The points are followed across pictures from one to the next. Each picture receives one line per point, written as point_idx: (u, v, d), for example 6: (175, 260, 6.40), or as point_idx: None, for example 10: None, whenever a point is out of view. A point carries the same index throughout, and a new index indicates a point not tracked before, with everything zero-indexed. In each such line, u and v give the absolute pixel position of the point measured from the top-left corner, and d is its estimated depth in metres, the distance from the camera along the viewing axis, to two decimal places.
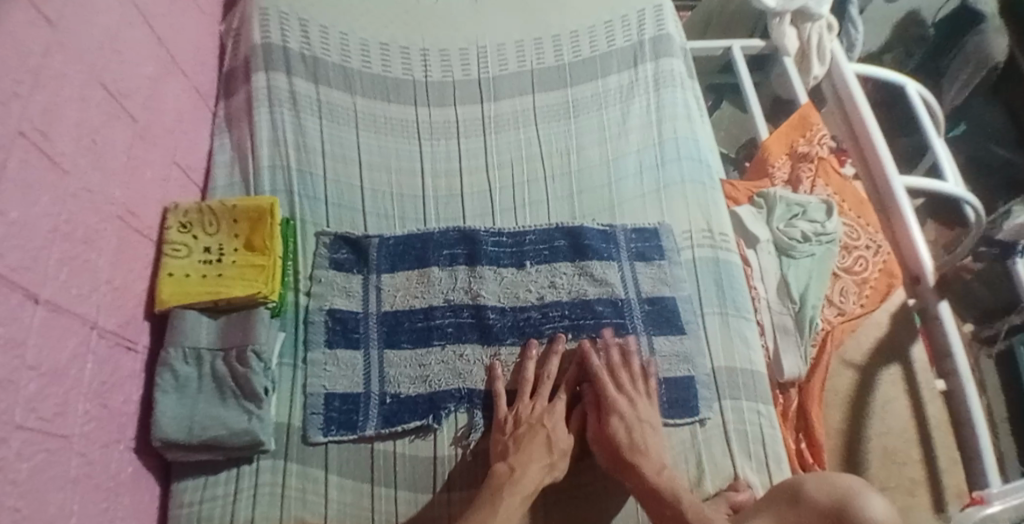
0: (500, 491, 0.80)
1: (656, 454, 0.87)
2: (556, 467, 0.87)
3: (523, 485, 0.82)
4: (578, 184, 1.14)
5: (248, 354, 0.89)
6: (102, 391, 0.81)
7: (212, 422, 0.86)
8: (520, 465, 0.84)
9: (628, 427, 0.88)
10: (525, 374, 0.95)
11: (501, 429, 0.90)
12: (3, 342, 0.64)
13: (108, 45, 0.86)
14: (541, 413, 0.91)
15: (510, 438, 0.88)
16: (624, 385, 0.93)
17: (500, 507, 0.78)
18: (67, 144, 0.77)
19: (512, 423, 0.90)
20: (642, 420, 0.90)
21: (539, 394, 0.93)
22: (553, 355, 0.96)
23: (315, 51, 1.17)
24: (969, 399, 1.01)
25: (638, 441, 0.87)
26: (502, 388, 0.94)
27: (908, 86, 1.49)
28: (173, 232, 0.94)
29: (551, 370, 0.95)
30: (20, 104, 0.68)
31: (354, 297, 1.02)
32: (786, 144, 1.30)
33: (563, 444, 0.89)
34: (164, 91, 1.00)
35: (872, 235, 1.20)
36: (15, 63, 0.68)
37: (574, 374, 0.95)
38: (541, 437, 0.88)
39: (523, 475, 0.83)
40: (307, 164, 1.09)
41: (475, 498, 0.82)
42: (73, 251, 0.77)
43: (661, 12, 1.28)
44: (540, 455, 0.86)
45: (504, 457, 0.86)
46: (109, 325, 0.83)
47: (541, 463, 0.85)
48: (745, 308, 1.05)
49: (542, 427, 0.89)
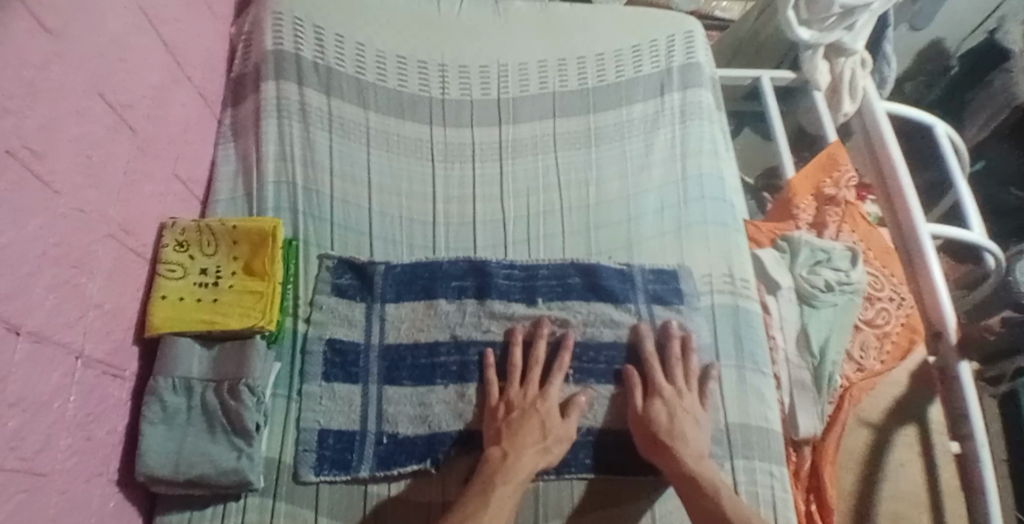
0: (493, 480, 0.81)
1: (694, 440, 0.89)
2: (550, 451, 0.87)
3: (515, 473, 0.82)
4: (597, 218, 1.09)
5: (242, 388, 0.84)
6: (87, 423, 0.76)
7: (200, 459, 0.82)
8: (513, 451, 0.84)
9: (670, 412, 0.90)
10: (513, 360, 0.94)
11: (494, 415, 0.89)
12: None
13: (113, 52, 0.81)
14: (534, 398, 0.90)
15: (503, 423, 0.88)
16: (674, 376, 0.95)
17: (492, 500, 0.79)
18: (62, 162, 0.71)
19: (506, 406, 0.90)
20: (685, 408, 0.91)
21: (529, 380, 0.92)
22: (539, 339, 0.95)
23: (328, 61, 1.11)
24: (983, 465, 0.97)
25: (678, 428, 0.88)
26: (494, 375, 0.93)
27: (937, 127, 1.42)
28: (169, 251, 0.89)
29: (538, 355, 0.94)
30: (11, 120, 0.62)
31: (355, 327, 0.97)
32: (812, 184, 1.25)
33: (558, 430, 0.88)
34: (170, 98, 0.94)
35: (895, 286, 1.15)
36: (10, 76, 0.62)
37: (564, 358, 0.94)
38: (535, 422, 0.88)
39: (517, 459, 0.84)
40: (315, 182, 1.04)
41: (471, 483, 0.82)
42: (63, 276, 0.71)
43: (692, 40, 1.23)
44: (534, 439, 0.86)
45: (497, 440, 0.86)
46: (96, 353, 0.78)
47: (537, 448, 0.86)
48: (764, 362, 1.01)
49: (535, 412, 0.89)
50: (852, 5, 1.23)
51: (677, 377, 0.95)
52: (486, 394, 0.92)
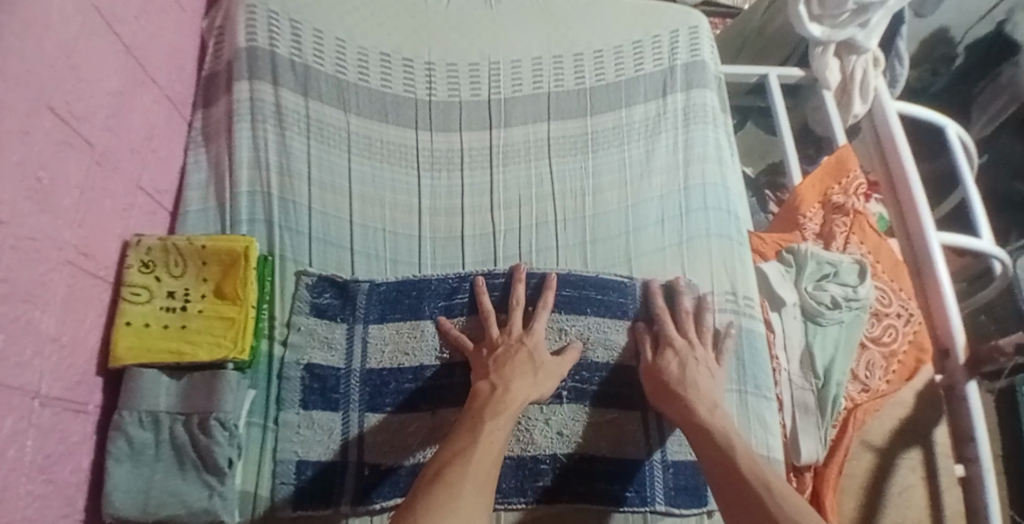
0: (482, 414, 0.78)
1: (707, 388, 0.87)
2: (542, 384, 0.85)
3: (505, 402, 0.80)
4: (593, 231, 1.02)
5: (212, 423, 0.79)
6: (47, 466, 0.71)
7: (170, 499, 0.77)
8: (502, 383, 0.82)
9: (681, 363, 0.89)
10: (483, 306, 0.92)
11: (477, 354, 0.88)
12: None
13: (62, 61, 0.73)
14: (519, 336, 0.89)
15: (490, 359, 0.86)
16: (686, 329, 0.93)
17: (483, 432, 0.76)
18: (7, 189, 0.64)
19: (490, 347, 0.88)
20: (698, 359, 0.90)
21: (510, 322, 0.91)
22: (516, 284, 0.93)
23: (306, 59, 1.03)
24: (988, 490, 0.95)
25: (689, 377, 0.87)
26: (458, 334, 0.91)
27: (947, 127, 1.34)
28: (133, 272, 0.82)
29: (519, 295, 0.92)
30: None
31: (335, 350, 0.91)
32: (820, 191, 1.19)
33: (548, 364, 0.87)
34: (132, 104, 0.87)
35: (904, 301, 1.09)
36: None
37: (549, 297, 0.92)
38: (523, 357, 0.86)
39: (507, 391, 0.81)
40: (292, 191, 0.97)
41: (461, 417, 0.80)
42: (13, 312, 0.65)
43: (697, 35, 1.15)
44: (523, 371, 0.84)
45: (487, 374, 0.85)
46: (55, 391, 0.72)
47: (528, 379, 0.84)
48: (766, 386, 0.96)
49: (522, 346, 0.87)
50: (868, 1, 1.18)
51: (690, 332, 0.93)
52: (460, 346, 0.90)
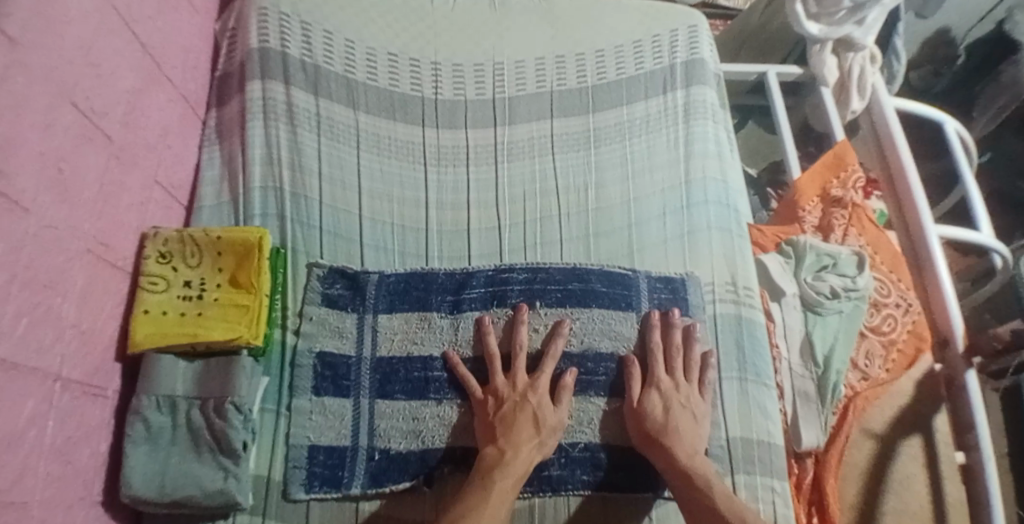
0: (492, 480, 0.81)
1: (688, 433, 0.88)
2: (546, 445, 0.87)
3: (514, 469, 0.82)
4: (595, 224, 1.05)
5: (227, 407, 0.81)
6: (66, 448, 0.73)
7: (185, 481, 0.80)
8: (510, 448, 0.84)
9: (666, 406, 0.89)
10: (489, 350, 0.92)
11: (484, 410, 0.89)
12: None
13: (81, 57, 0.76)
14: (523, 389, 0.89)
15: (496, 419, 0.87)
16: (674, 367, 0.94)
17: (492, 499, 0.79)
18: (29, 179, 0.67)
19: (496, 401, 0.89)
20: (681, 400, 0.91)
21: (515, 371, 0.91)
22: (519, 326, 0.94)
23: (316, 59, 1.07)
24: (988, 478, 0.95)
25: (673, 421, 0.88)
26: (467, 371, 0.92)
27: (943, 122, 1.35)
28: (151, 263, 0.85)
29: (522, 339, 0.93)
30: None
31: (346, 340, 0.94)
32: (818, 186, 1.22)
33: (552, 420, 0.88)
34: (147, 101, 0.90)
35: (902, 292, 1.11)
36: None
37: (557, 345, 0.93)
38: (527, 415, 0.87)
39: (514, 457, 0.84)
40: (302, 186, 1.00)
41: (468, 484, 0.82)
42: (34, 298, 0.68)
43: (696, 34, 1.18)
44: (529, 434, 0.86)
45: (493, 437, 0.86)
46: (75, 375, 0.75)
47: (534, 443, 0.86)
48: (767, 375, 0.98)
49: (527, 403, 0.88)
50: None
51: (676, 367, 0.94)
52: (467, 389, 0.91)
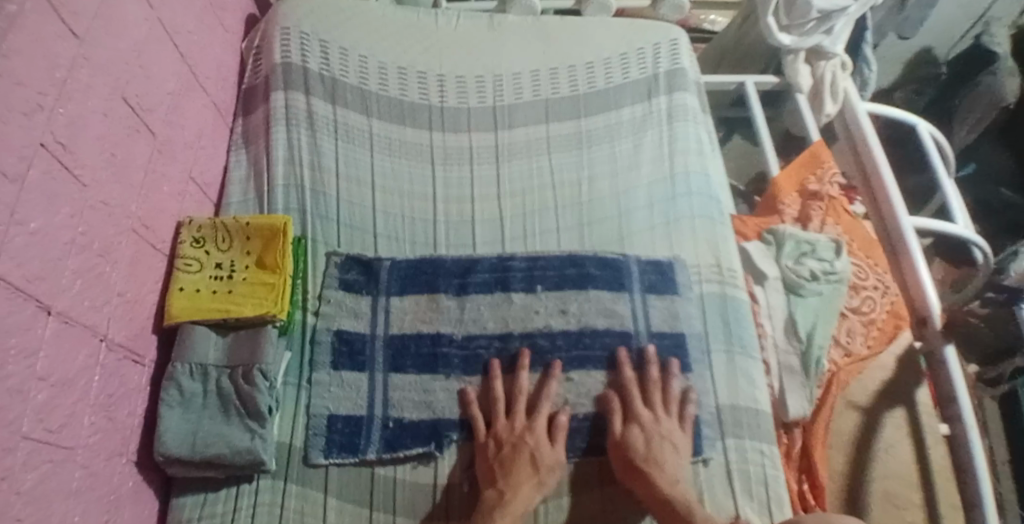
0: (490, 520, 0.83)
1: (673, 466, 0.90)
2: (546, 484, 0.89)
3: (513, 509, 0.84)
4: (588, 215, 1.14)
5: (255, 373, 0.90)
6: (109, 404, 0.80)
7: (216, 440, 0.87)
8: (509, 488, 0.86)
9: (646, 439, 0.91)
10: (495, 393, 0.96)
11: (485, 453, 0.91)
12: (15, 353, 0.64)
13: (133, 59, 0.87)
14: (522, 430, 0.92)
15: (495, 461, 0.90)
16: (652, 403, 0.96)
17: None
18: (89, 156, 0.77)
19: (497, 442, 0.92)
20: (663, 434, 0.92)
21: (514, 412, 0.94)
22: (521, 371, 0.97)
23: (334, 73, 1.19)
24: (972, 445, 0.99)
25: (654, 454, 0.90)
26: (478, 412, 0.95)
27: (916, 124, 1.45)
28: (187, 246, 0.95)
29: (523, 383, 0.96)
30: (45, 115, 0.69)
31: (361, 319, 1.02)
32: (797, 182, 1.31)
33: (550, 460, 0.90)
34: (185, 105, 1.01)
35: (880, 274, 1.19)
36: (41, 74, 0.69)
37: (551, 386, 0.96)
38: (526, 456, 0.90)
39: (513, 497, 0.86)
40: (322, 184, 1.10)
41: None
42: (89, 263, 0.77)
43: (677, 47, 1.30)
44: (527, 476, 0.88)
45: (493, 481, 0.88)
46: (119, 337, 0.83)
47: (533, 482, 0.88)
48: (752, 347, 1.05)
49: (525, 444, 0.91)
50: (829, 10, 1.32)
51: (655, 403, 0.96)
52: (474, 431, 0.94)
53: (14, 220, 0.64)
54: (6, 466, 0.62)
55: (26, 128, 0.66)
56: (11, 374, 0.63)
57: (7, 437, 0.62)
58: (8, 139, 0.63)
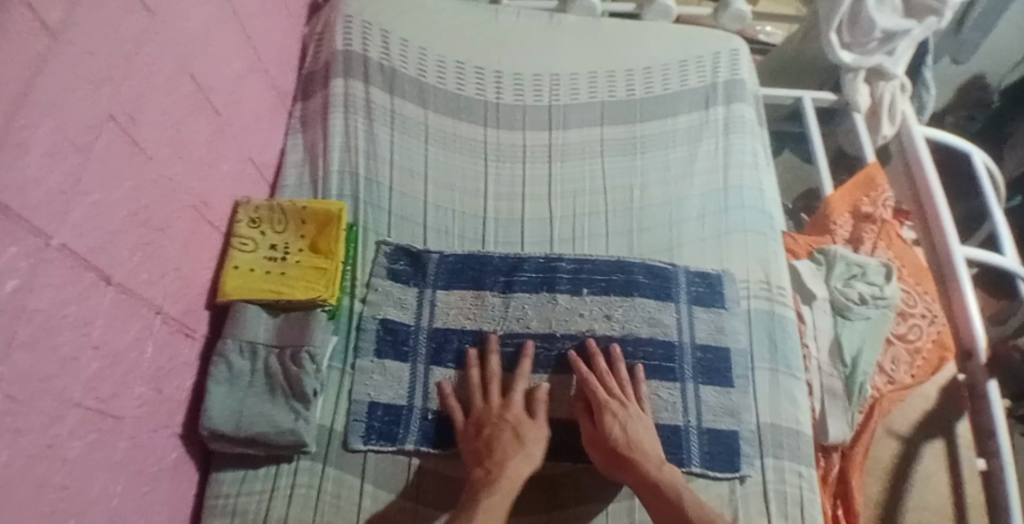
0: (479, 496, 0.82)
1: (652, 449, 0.90)
2: (532, 456, 0.89)
3: (501, 481, 0.84)
4: (639, 221, 1.13)
5: (303, 355, 0.91)
6: (158, 376, 0.82)
7: (260, 419, 0.88)
8: (495, 466, 0.86)
9: (622, 426, 0.91)
10: (470, 379, 0.96)
11: (467, 435, 0.91)
12: (71, 321, 0.65)
13: (200, 38, 0.88)
14: (500, 411, 0.93)
15: (479, 442, 0.89)
16: (611, 388, 0.95)
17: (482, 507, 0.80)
18: (153, 132, 0.79)
19: (476, 425, 0.92)
20: (632, 418, 0.93)
21: (490, 393, 0.95)
22: (523, 360, 0.98)
23: (393, 63, 1.19)
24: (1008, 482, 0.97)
25: (633, 438, 0.90)
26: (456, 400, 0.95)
27: (972, 153, 1.41)
28: (243, 226, 0.96)
29: (525, 368, 0.97)
30: (112, 88, 0.70)
31: (407, 310, 1.03)
32: (850, 202, 1.29)
33: (533, 431, 0.91)
34: (247, 87, 1.03)
35: (927, 302, 1.16)
36: (112, 47, 0.70)
37: (524, 363, 0.97)
38: (509, 432, 0.90)
39: (501, 472, 0.85)
40: (375, 172, 1.11)
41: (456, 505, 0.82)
42: (147, 236, 0.78)
43: (737, 57, 1.28)
44: (514, 449, 0.88)
45: (479, 460, 0.88)
46: (172, 311, 0.85)
47: (520, 453, 0.88)
48: (797, 368, 1.04)
49: (505, 422, 0.91)
50: (893, 31, 1.29)
51: (624, 391, 0.95)
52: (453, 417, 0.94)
53: (78, 190, 0.65)
54: (54, 433, 0.64)
55: (93, 100, 0.67)
56: (66, 342, 0.65)
57: (58, 404, 0.64)
58: (75, 109, 0.65)
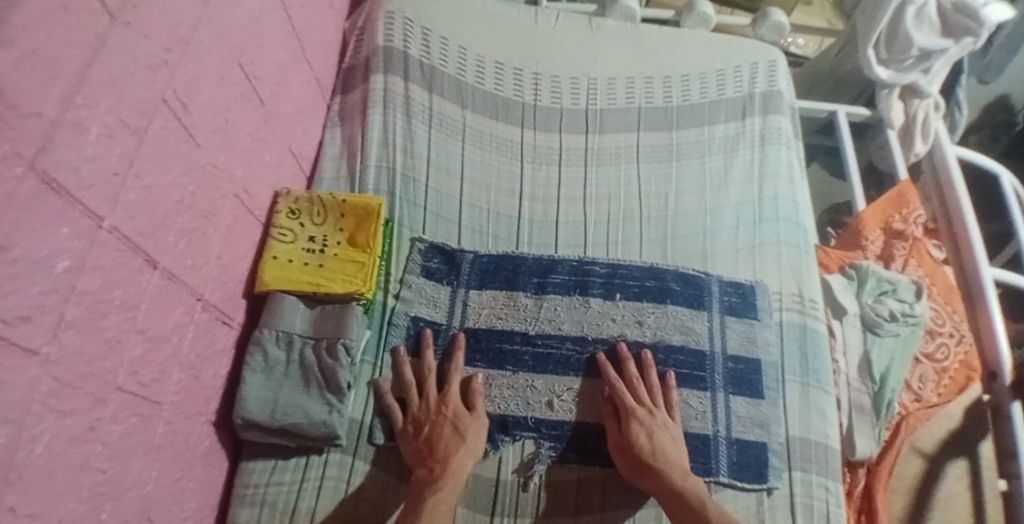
0: (425, 499, 0.83)
1: (676, 458, 0.90)
2: (473, 447, 0.90)
3: (446, 479, 0.85)
4: (673, 229, 1.13)
5: (338, 347, 0.91)
6: (197, 363, 0.82)
7: (294, 410, 0.88)
8: (439, 463, 0.87)
9: (649, 434, 0.91)
10: (406, 379, 0.96)
11: (406, 435, 0.91)
12: (119, 303, 0.66)
13: (250, 28, 0.89)
14: (437, 406, 0.93)
15: (420, 441, 0.90)
16: (640, 396, 0.95)
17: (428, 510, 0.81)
18: (203, 119, 0.79)
19: (415, 424, 0.92)
20: (659, 427, 0.92)
21: (427, 391, 0.95)
22: (458, 351, 0.98)
23: (433, 61, 1.19)
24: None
25: (658, 447, 0.90)
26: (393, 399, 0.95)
27: (1000, 174, 1.41)
28: (283, 216, 0.97)
29: (459, 357, 0.97)
30: (167, 72, 0.71)
31: (439, 308, 1.03)
32: (881, 218, 1.29)
33: (473, 424, 0.92)
34: (291, 79, 1.03)
35: (957, 322, 1.16)
36: (167, 32, 0.70)
37: (455, 355, 0.98)
38: (447, 427, 0.90)
39: (446, 469, 0.86)
40: (413, 169, 1.11)
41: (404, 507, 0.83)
42: (193, 223, 0.78)
43: (774, 68, 1.28)
44: (455, 442, 0.89)
45: (422, 458, 0.88)
46: (213, 298, 0.85)
47: (462, 448, 0.89)
48: (827, 382, 1.04)
49: (443, 417, 0.91)
50: (931, 49, 1.28)
51: (655, 400, 0.95)
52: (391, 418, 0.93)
53: (132, 173, 0.66)
54: (96, 416, 0.64)
55: (149, 83, 0.68)
56: (112, 324, 0.65)
57: (102, 387, 0.64)
58: (132, 92, 0.65)
